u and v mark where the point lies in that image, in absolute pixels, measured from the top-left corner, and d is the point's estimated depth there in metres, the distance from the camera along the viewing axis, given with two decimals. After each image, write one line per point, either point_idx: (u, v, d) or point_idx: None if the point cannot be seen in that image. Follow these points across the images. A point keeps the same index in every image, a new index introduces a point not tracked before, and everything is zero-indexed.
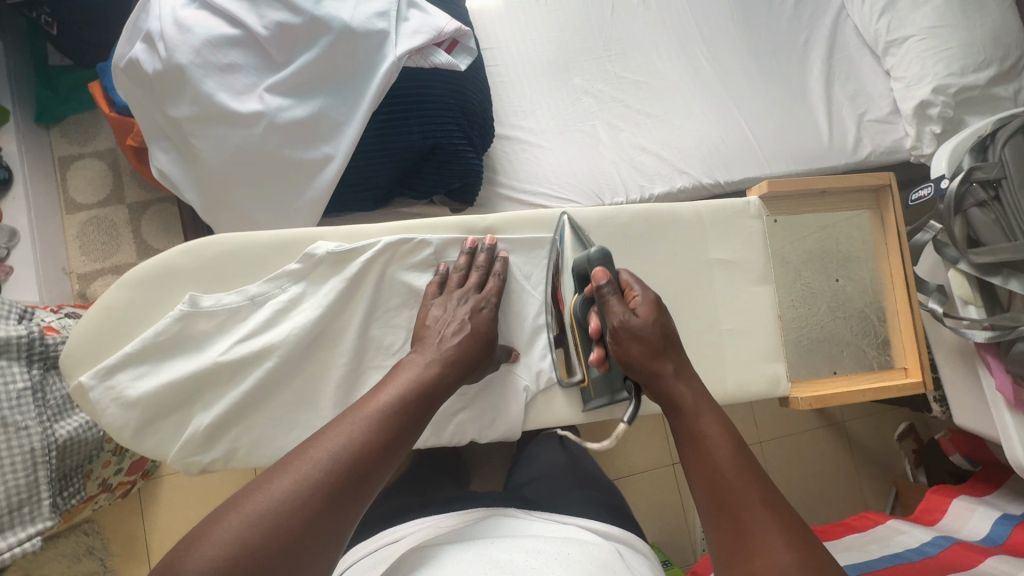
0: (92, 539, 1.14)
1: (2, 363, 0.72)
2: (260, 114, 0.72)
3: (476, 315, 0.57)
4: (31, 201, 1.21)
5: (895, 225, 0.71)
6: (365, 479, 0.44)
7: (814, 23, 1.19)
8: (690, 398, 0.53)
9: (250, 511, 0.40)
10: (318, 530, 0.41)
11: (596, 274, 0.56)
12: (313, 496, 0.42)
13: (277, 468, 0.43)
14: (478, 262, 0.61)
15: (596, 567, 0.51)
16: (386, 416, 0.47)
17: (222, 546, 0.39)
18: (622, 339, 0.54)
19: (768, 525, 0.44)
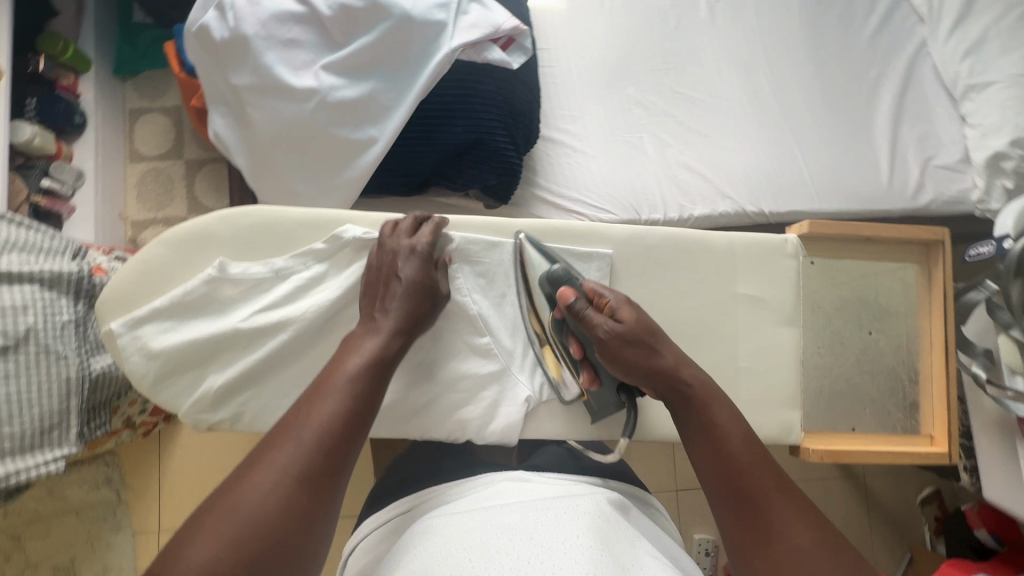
0: (111, 470, 1.23)
1: (53, 296, 0.78)
2: (314, 90, 0.74)
3: (408, 265, 0.56)
4: (99, 147, 1.29)
5: (942, 284, 0.68)
6: (339, 457, 0.45)
7: (890, 57, 1.13)
8: (699, 392, 0.55)
9: (234, 509, 0.41)
10: (307, 506, 0.43)
11: (563, 295, 0.58)
12: (291, 480, 0.43)
13: (248, 465, 0.44)
14: (405, 223, 0.59)
15: (606, 522, 0.52)
16: (353, 390, 0.49)
17: (211, 548, 0.39)
18: (616, 347, 0.55)
19: (784, 511, 0.49)
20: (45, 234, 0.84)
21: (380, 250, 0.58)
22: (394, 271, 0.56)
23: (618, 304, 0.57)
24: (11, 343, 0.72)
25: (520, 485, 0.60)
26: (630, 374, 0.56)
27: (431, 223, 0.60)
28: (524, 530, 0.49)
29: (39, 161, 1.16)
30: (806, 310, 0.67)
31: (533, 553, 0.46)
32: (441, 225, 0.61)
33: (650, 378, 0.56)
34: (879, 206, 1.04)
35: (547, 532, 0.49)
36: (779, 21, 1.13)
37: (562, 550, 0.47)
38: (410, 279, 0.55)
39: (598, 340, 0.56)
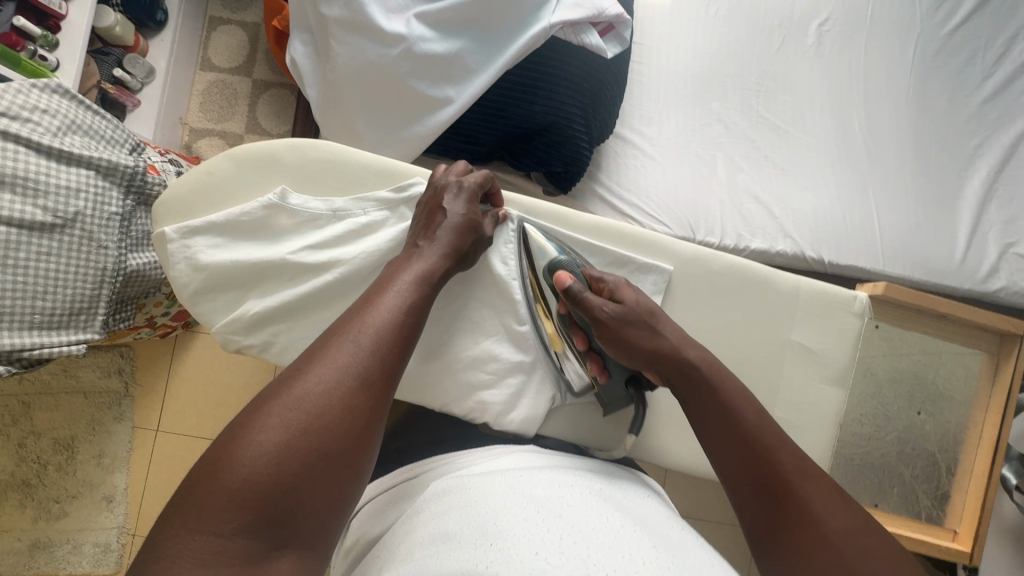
0: (124, 361, 1.26)
1: (105, 186, 0.78)
2: (402, 37, 0.71)
3: (456, 204, 0.56)
4: (174, 47, 1.29)
5: (1011, 379, 0.65)
6: (394, 362, 0.46)
7: (997, 129, 1.06)
8: (708, 374, 0.55)
9: (295, 406, 0.40)
10: (369, 406, 0.43)
11: (560, 278, 0.57)
12: (352, 379, 0.43)
13: (305, 363, 0.43)
14: (457, 170, 0.59)
15: (634, 510, 0.49)
16: (403, 310, 0.49)
17: (280, 435, 0.39)
18: (615, 329, 0.56)
19: (814, 498, 0.49)
20: (108, 123, 0.83)
21: (428, 192, 0.58)
22: (441, 206, 0.56)
23: (617, 286, 0.57)
24: (60, 222, 0.73)
25: (535, 458, 0.58)
26: (632, 359, 0.57)
27: (482, 172, 0.60)
28: (546, 498, 0.47)
29: (116, 50, 1.17)
30: (857, 374, 0.64)
31: (562, 514, 0.44)
32: (487, 177, 0.60)
33: (652, 363, 0.56)
34: (946, 281, 0.99)
35: (574, 504, 0.46)
36: (889, 65, 1.06)
37: (593, 519, 0.44)
38: (458, 217, 0.56)
39: (598, 322, 0.56)
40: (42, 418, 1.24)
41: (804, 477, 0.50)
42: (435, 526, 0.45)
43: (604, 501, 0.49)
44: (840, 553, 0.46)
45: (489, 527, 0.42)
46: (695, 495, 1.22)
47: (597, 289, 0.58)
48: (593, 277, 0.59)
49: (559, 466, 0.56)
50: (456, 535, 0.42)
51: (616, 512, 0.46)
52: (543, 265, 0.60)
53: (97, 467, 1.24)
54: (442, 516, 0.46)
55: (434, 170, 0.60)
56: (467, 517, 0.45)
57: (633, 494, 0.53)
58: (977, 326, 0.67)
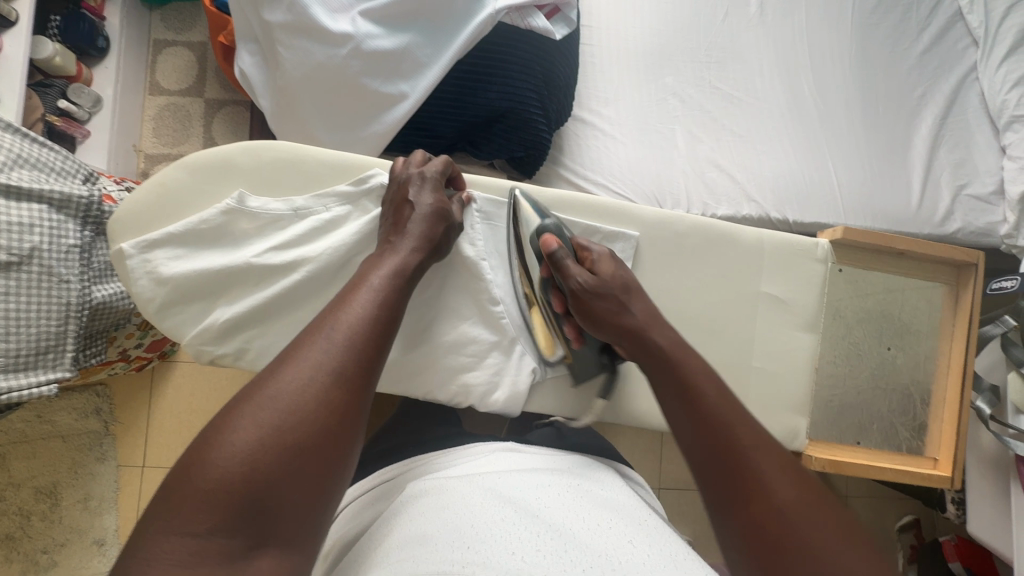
0: (101, 401, 1.23)
1: (60, 218, 0.75)
2: (350, 36, 0.71)
3: (423, 196, 0.56)
4: (120, 74, 1.26)
5: (970, 308, 0.68)
6: (372, 358, 0.45)
7: (938, 77, 1.10)
8: (668, 352, 0.54)
9: (268, 403, 0.40)
10: (346, 402, 0.42)
11: (546, 243, 0.56)
12: (328, 376, 0.42)
13: (278, 364, 0.43)
14: (419, 160, 0.59)
15: (611, 507, 0.50)
16: (378, 303, 0.48)
17: (254, 435, 0.38)
18: (587, 299, 0.56)
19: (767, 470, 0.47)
20: (58, 154, 0.80)
21: (391, 187, 0.58)
22: (408, 200, 0.56)
23: (599, 256, 0.57)
24: (16, 259, 0.71)
25: (512, 456, 0.59)
26: (601, 331, 0.57)
27: (442, 161, 0.60)
28: (522, 499, 0.48)
29: (58, 81, 1.14)
30: (827, 318, 0.66)
31: (538, 514, 0.46)
32: (447, 163, 0.60)
33: (622, 334, 0.56)
34: (907, 228, 1.02)
35: (552, 501, 0.48)
36: (829, 27, 1.10)
37: (572, 517, 0.46)
38: (425, 209, 0.55)
39: (571, 291, 0.56)
40: (21, 468, 1.19)
41: (753, 443, 0.49)
42: (411, 529, 0.46)
43: (582, 499, 0.50)
44: (789, 523, 0.44)
45: (464, 529, 0.43)
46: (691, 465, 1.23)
47: (582, 258, 0.58)
48: (579, 246, 0.59)
49: (538, 464, 0.57)
50: (433, 537, 0.43)
51: (594, 507, 0.49)
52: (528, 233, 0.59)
53: (85, 511, 1.20)
54: (419, 519, 0.47)
55: (397, 160, 0.59)
56: (446, 518, 0.46)
57: (608, 485, 0.55)
58: (935, 261, 0.69)
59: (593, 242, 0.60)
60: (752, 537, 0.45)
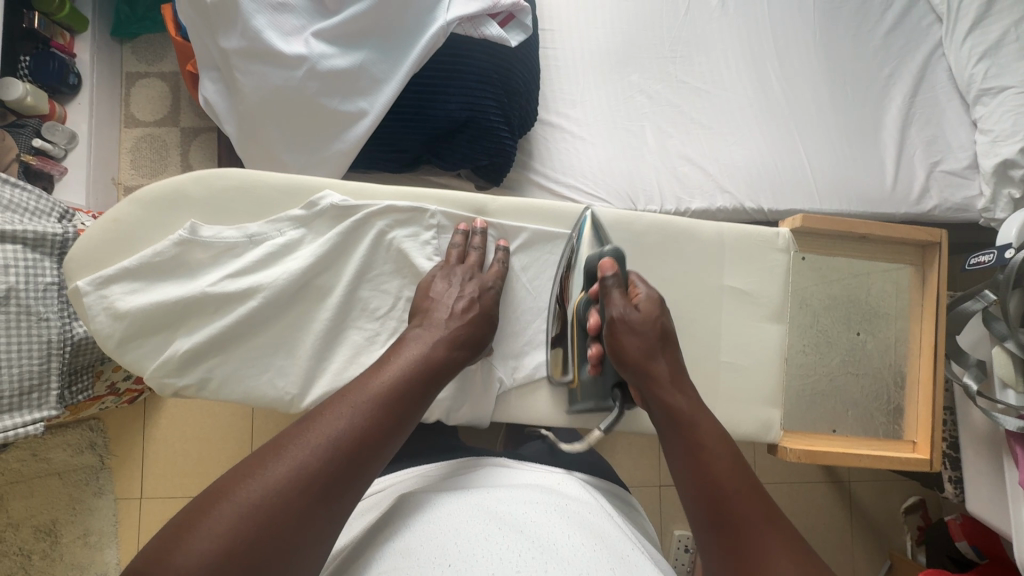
0: (95, 435, 1.23)
1: (36, 258, 0.75)
2: (304, 57, 0.71)
3: (485, 293, 0.58)
4: (94, 108, 1.27)
5: (937, 287, 0.67)
6: (366, 468, 0.43)
7: (904, 56, 1.10)
8: (684, 412, 0.53)
9: (243, 504, 0.38)
10: (322, 512, 0.40)
11: (603, 266, 0.58)
12: (313, 481, 0.40)
13: (268, 456, 0.41)
14: (474, 243, 0.61)
15: (594, 527, 0.49)
16: (385, 402, 0.46)
17: (220, 536, 0.36)
18: (621, 332, 0.55)
19: (774, 548, 0.44)
20: (29, 194, 0.81)
21: (442, 274, 0.58)
22: (470, 292, 0.57)
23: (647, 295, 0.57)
24: None
25: (505, 471, 0.59)
26: (621, 366, 0.56)
27: (499, 265, 0.62)
28: (510, 514, 0.48)
29: (32, 121, 1.15)
30: (793, 307, 0.66)
31: (523, 530, 0.46)
32: (500, 273, 0.61)
33: (640, 378, 0.55)
34: (883, 209, 1.02)
35: (536, 517, 0.48)
36: (792, 14, 1.10)
37: (554, 533, 0.46)
38: (485, 304, 0.57)
39: (609, 321, 0.56)
40: (18, 507, 1.19)
41: (766, 522, 0.46)
42: (396, 541, 0.46)
43: (566, 515, 0.50)
44: None
45: (447, 545, 0.44)
46: None
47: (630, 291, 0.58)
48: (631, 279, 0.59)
49: (528, 479, 0.57)
50: (415, 552, 0.43)
51: (576, 525, 0.48)
52: (585, 258, 0.61)
53: (85, 547, 1.19)
54: (406, 530, 0.47)
55: (460, 226, 0.61)
56: (431, 532, 0.46)
57: (596, 505, 0.55)
58: (899, 243, 0.69)
59: (643, 282, 0.60)
60: None
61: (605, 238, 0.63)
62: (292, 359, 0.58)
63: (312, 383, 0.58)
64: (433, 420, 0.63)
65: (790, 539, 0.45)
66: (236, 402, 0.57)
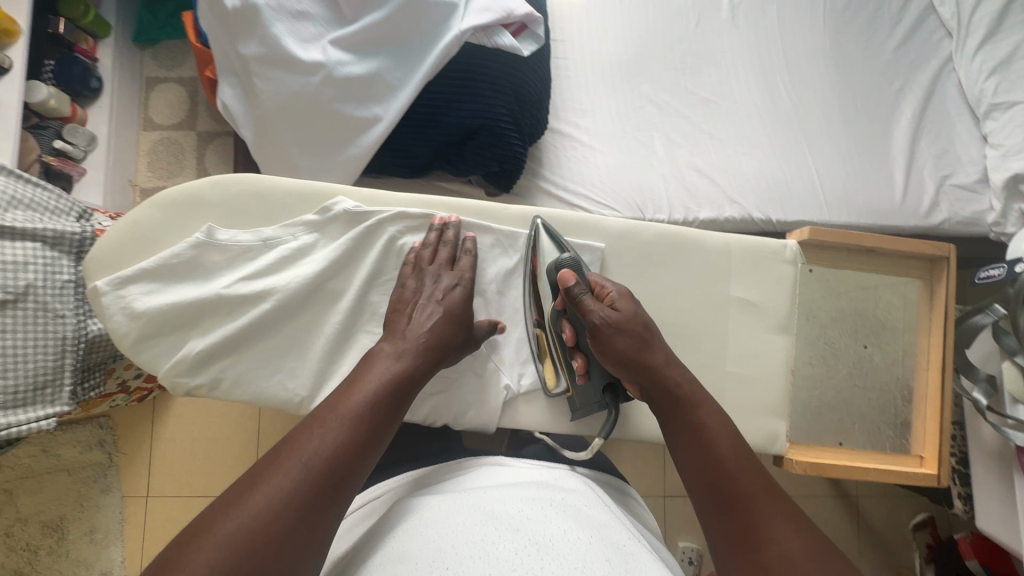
0: (105, 432, 1.24)
1: (54, 256, 0.77)
2: (320, 65, 0.73)
3: (451, 295, 0.57)
4: (113, 112, 1.30)
5: (945, 303, 0.67)
6: (345, 485, 0.44)
7: (915, 70, 1.10)
8: (686, 392, 0.54)
9: (225, 536, 0.38)
10: (304, 537, 0.40)
11: (564, 277, 0.57)
12: (290, 509, 0.41)
13: (246, 487, 0.41)
14: (446, 239, 0.60)
15: (592, 521, 0.50)
16: (359, 421, 0.47)
17: (202, 572, 0.36)
18: (607, 335, 0.55)
19: (775, 519, 0.46)
20: (49, 194, 0.82)
21: (412, 277, 0.58)
22: (434, 298, 0.57)
23: (618, 294, 0.57)
24: (11, 298, 0.72)
25: (503, 470, 0.59)
26: (619, 367, 0.56)
27: (468, 257, 0.61)
28: (506, 513, 0.48)
29: (53, 123, 1.18)
30: (801, 318, 0.66)
31: (520, 529, 0.46)
32: (470, 265, 0.60)
33: (634, 371, 0.55)
34: (892, 222, 1.01)
35: (535, 514, 0.48)
36: (802, 27, 1.11)
37: (551, 529, 0.46)
38: (450, 307, 0.56)
39: (592, 326, 0.56)
40: (27, 502, 1.21)
41: (765, 494, 0.48)
42: (394, 546, 0.46)
43: (563, 510, 0.50)
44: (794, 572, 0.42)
45: (445, 548, 0.43)
46: None
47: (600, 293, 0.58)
48: (596, 282, 0.59)
49: (525, 477, 0.57)
50: (414, 556, 0.43)
51: (574, 520, 0.48)
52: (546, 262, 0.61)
53: (91, 544, 1.20)
54: (404, 535, 0.47)
55: (435, 222, 0.61)
56: (429, 536, 0.46)
57: (595, 499, 0.55)
58: (908, 256, 0.68)
59: (609, 279, 0.61)
60: None
61: (565, 244, 0.62)
62: (303, 360, 0.59)
63: (321, 385, 0.59)
64: (440, 424, 0.63)
65: (788, 509, 0.47)
66: (246, 401, 0.58)
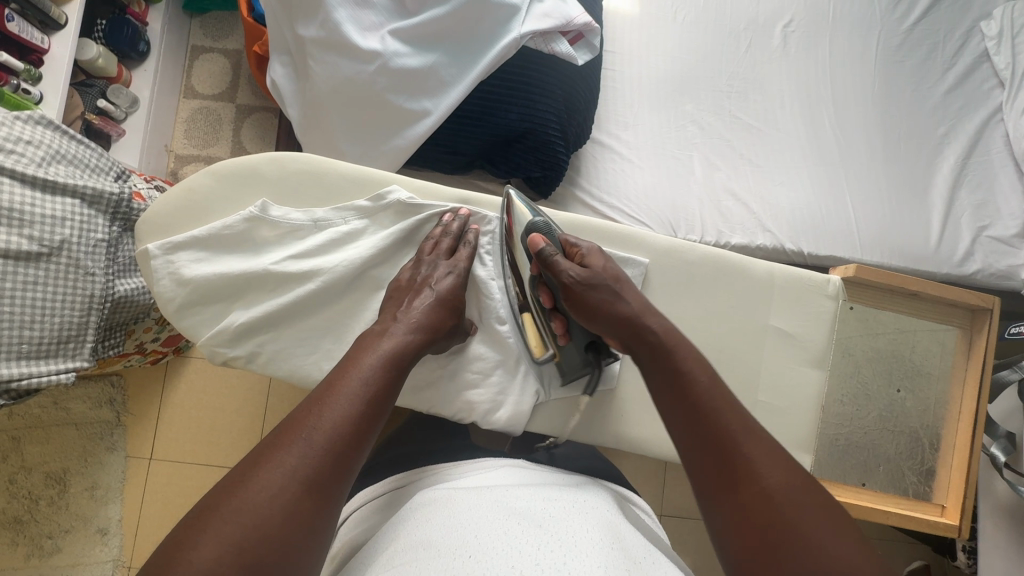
0: (115, 391, 1.25)
1: (90, 214, 0.77)
2: (378, 53, 0.73)
3: (442, 281, 0.58)
4: (158, 76, 1.31)
5: (984, 355, 0.68)
6: (351, 459, 0.44)
7: (963, 117, 1.09)
8: (662, 339, 0.54)
9: (238, 515, 0.39)
10: (313, 512, 0.41)
11: (533, 242, 0.58)
12: (297, 486, 0.41)
13: (255, 465, 0.42)
14: (451, 230, 0.61)
15: (612, 524, 0.50)
16: (361, 394, 0.47)
17: (218, 549, 0.37)
18: (580, 292, 0.56)
19: (760, 458, 0.47)
20: (93, 151, 0.82)
21: (412, 266, 0.59)
22: (427, 284, 0.58)
23: (588, 251, 0.59)
24: (46, 251, 0.72)
25: (520, 471, 0.60)
26: (597, 322, 0.57)
27: (467, 246, 0.61)
28: (527, 510, 0.48)
29: (99, 82, 1.19)
30: (836, 354, 0.67)
31: (543, 525, 0.46)
32: (463, 256, 0.60)
33: (614, 324, 0.56)
34: (924, 266, 1.01)
35: (557, 513, 0.49)
36: (854, 62, 1.10)
37: (573, 528, 0.46)
38: (441, 293, 0.57)
39: (563, 285, 0.57)
40: (33, 452, 1.22)
41: (748, 433, 0.49)
42: (418, 534, 0.46)
43: (584, 511, 0.50)
44: (779, 509, 0.45)
45: (469, 540, 0.43)
46: (694, 493, 1.21)
47: (571, 254, 0.59)
48: (567, 244, 0.60)
49: (543, 480, 0.58)
50: (436, 544, 0.43)
51: (595, 521, 0.49)
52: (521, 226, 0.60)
53: (91, 499, 1.22)
54: (425, 525, 0.47)
55: (445, 215, 0.62)
56: (450, 527, 0.46)
57: (612, 505, 0.55)
58: (950, 304, 0.69)
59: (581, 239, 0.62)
60: (740, 523, 0.45)
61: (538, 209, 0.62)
62: (340, 344, 0.59)
63: None
64: (466, 421, 0.64)
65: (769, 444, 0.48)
66: (280, 378, 0.59)
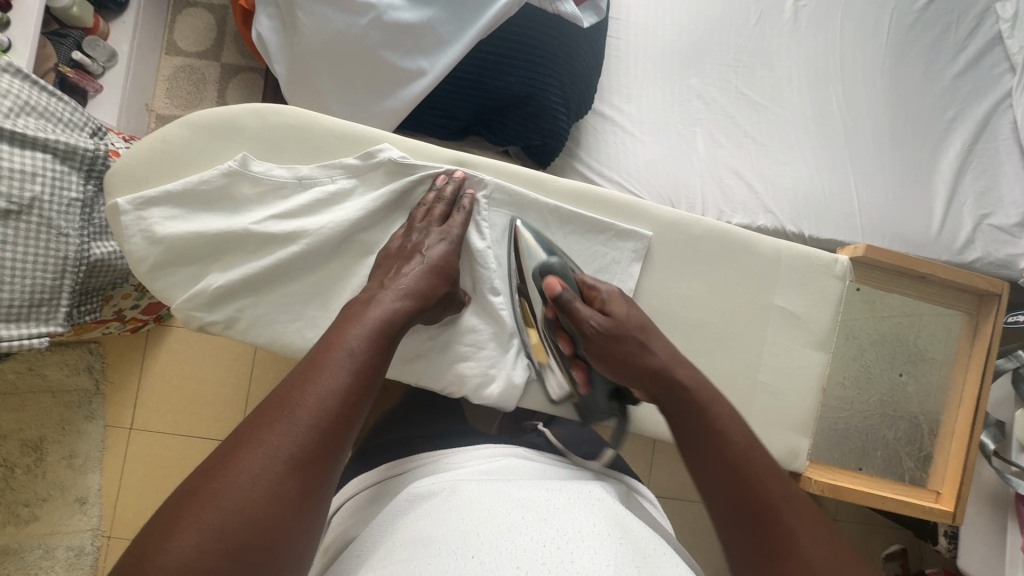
0: (93, 359, 1.21)
1: (62, 170, 0.72)
2: (371, 6, 0.69)
3: (434, 249, 0.55)
4: (138, 29, 1.24)
5: (989, 339, 0.67)
6: (340, 436, 0.42)
7: (972, 101, 1.07)
8: (694, 395, 0.54)
9: (220, 498, 0.36)
10: (300, 492, 0.38)
11: (550, 286, 0.56)
12: (282, 465, 0.38)
13: (237, 445, 0.39)
14: (445, 195, 0.57)
15: (616, 516, 0.48)
16: (348, 367, 0.44)
17: (199, 535, 0.34)
18: (602, 343, 0.55)
19: (802, 530, 0.46)
20: (66, 105, 0.77)
21: (404, 231, 0.56)
22: (419, 251, 0.55)
23: (610, 298, 0.57)
24: (14, 208, 0.68)
25: (524, 462, 0.57)
26: (620, 373, 0.56)
27: (462, 212, 0.57)
28: (532, 503, 0.47)
29: (74, 32, 1.12)
30: (838, 337, 0.66)
31: (547, 519, 0.44)
32: (457, 222, 0.57)
33: (643, 378, 0.55)
34: (925, 253, 1.00)
35: (561, 506, 0.47)
36: (864, 40, 1.06)
37: (578, 521, 0.44)
38: (431, 261, 0.54)
39: (585, 335, 0.55)
40: (7, 420, 1.18)
41: (786, 501, 0.48)
42: (417, 529, 0.44)
43: (590, 504, 0.48)
44: None
45: (471, 536, 0.41)
46: (683, 475, 1.21)
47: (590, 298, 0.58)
48: (586, 287, 0.58)
49: (546, 473, 0.56)
50: (438, 541, 0.41)
51: (600, 513, 0.47)
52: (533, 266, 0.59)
53: (69, 468, 1.19)
54: (426, 519, 0.45)
55: (439, 177, 0.58)
56: (453, 521, 0.44)
57: (615, 497, 0.53)
58: (957, 288, 0.69)
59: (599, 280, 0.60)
60: None
61: (552, 247, 0.61)
62: (326, 311, 0.57)
63: None
64: (456, 395, 0.61)
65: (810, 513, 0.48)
66: (261, 346, 0.56)
